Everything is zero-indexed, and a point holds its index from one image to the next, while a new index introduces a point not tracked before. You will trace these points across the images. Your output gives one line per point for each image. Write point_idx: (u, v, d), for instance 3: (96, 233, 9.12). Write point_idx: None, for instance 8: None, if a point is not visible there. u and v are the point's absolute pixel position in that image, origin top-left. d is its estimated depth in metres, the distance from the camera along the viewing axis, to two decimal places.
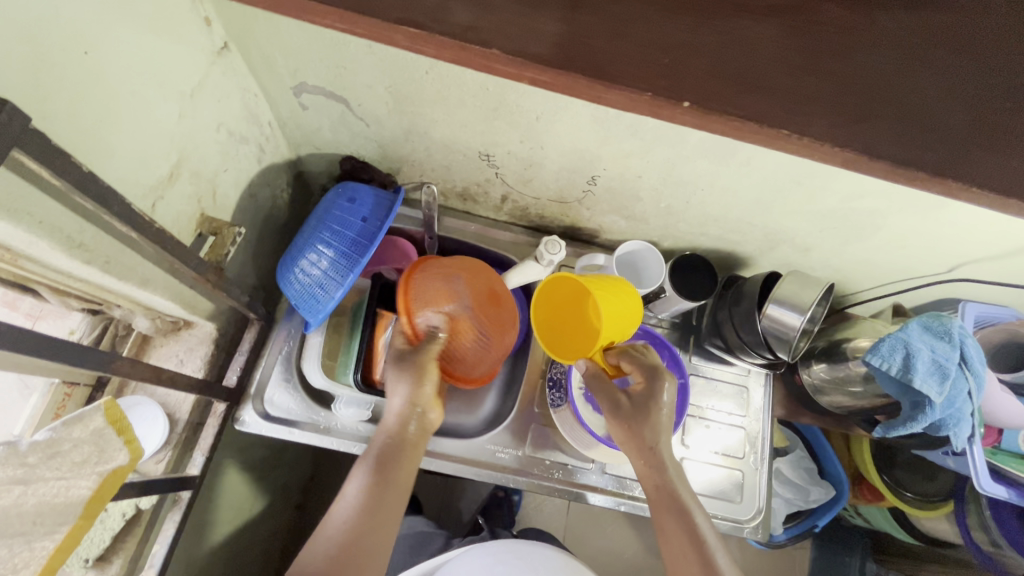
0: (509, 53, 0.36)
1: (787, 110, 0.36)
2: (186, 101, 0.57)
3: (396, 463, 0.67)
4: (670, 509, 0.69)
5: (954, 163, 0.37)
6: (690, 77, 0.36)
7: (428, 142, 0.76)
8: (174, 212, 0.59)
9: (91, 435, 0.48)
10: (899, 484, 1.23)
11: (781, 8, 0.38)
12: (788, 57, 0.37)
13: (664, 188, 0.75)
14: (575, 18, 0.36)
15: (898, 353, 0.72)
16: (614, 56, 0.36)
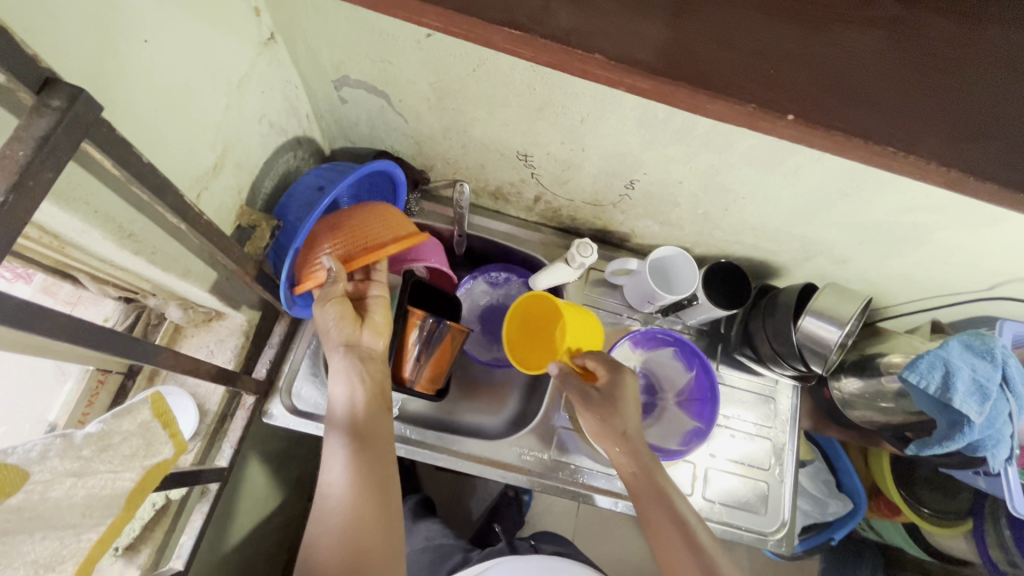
0: (612, 57, 0.35)
1: (896, 128, 0.35)
2: (232, 92, 0.56)
3: (365, 433, 0.63)
4: (657, 498, 0.68)
5: None
6: (797, 88, 0.35)
7: (466, 140, 0.76)
8: (217, 203, 0.59)
9: (137, 428, 0.46)
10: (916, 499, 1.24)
11: (887, 20, 0.37)
12: (895, 71, 0.36)
13: (704, 194, 0.74)
14: (679, 24, 0.36)
15: (937, 371, 0.71)
16: (718, 64, 0.35)
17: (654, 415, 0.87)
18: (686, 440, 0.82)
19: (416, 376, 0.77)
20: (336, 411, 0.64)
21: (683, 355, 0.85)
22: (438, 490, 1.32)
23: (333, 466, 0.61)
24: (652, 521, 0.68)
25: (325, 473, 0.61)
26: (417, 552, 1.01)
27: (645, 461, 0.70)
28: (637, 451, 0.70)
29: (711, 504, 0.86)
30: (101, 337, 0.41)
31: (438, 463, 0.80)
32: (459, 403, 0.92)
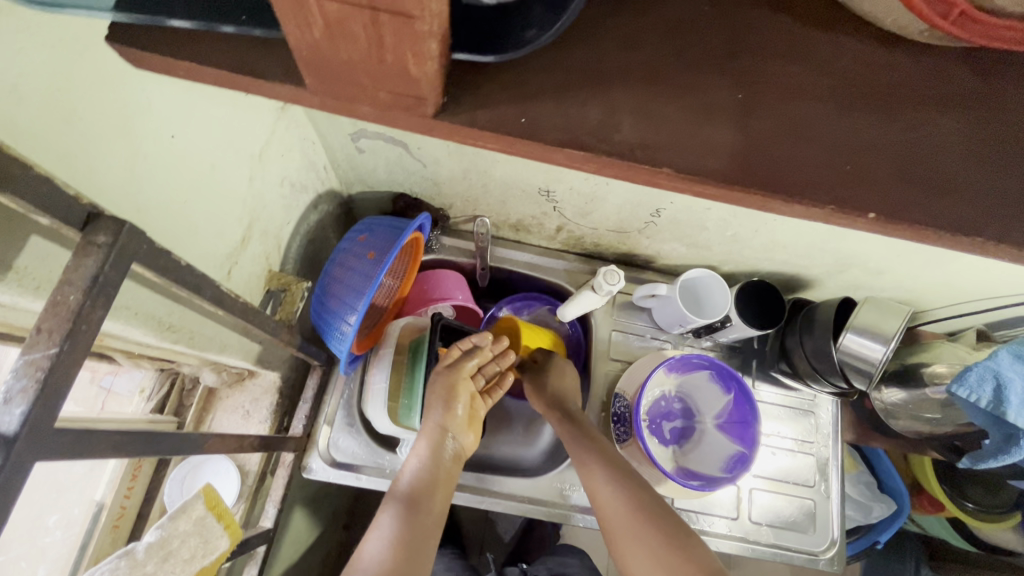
0: (681, 171, 0.37)
1: (987, 216, 0.36)
2: (255, 163, 0.56)
3: (422, 504, 0.63)
4: (644, 514, 0.65)
5: None
6: (879, 187, 0.36)
7: (486, 180, 0.74)
8: (247, 274, 0.58)
9: (194, 526, 0.46)
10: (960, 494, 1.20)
11: (968, 100, 0.38)
12: (978, 151, 0.37)
13: (734, 218, 0.73)
14: (749, 125, 0.37)
15: (987, 385, 0.68)
16: (796, 165, 0.37)
17: (692, 439, 0.86)
18: (730, 466, 0.80)
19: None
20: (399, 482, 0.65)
21: (717, 378, 0.84)
22: (473, 515, 1.32)
23: (381, 531, 0.60)
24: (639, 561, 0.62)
25: (374, 536, 0.60)
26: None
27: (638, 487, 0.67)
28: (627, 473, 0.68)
29: (758, 526, 0.84)
30: (153, 440, 0.42)
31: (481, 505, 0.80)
32: (493, 437, 0.92)
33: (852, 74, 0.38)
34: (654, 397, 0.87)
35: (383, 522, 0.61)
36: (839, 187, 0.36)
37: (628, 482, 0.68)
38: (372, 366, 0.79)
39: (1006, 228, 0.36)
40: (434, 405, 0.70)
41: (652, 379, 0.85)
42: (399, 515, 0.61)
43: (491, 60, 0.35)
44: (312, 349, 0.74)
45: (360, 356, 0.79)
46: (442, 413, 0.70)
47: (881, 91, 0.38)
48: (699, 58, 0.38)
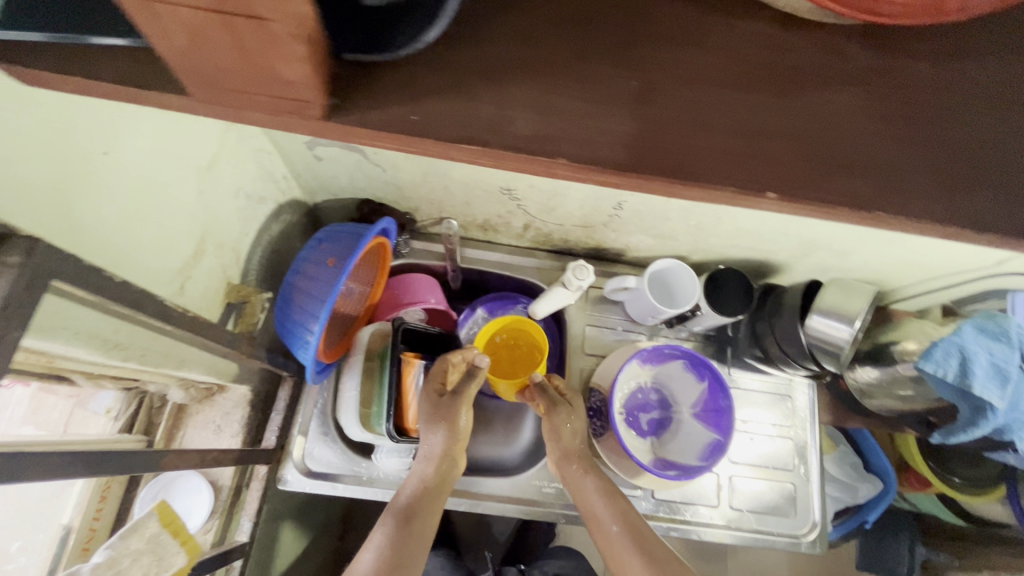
0: (577, 161, 0.36)
1: (878, 188, 0.37)
2: (204, 176, 0.56)
3: (417, 522, 0.66)
4: (629, 534, 0.69)
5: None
6: (771, 168, 0.37)
7: (448, 182, 0.74)
8: (202, 288, 0.58)
9: (147, 544, 0.46)
10: (948, 471, 1.20)
11: (861, 78, 0.39)
12: (877, 125, 0.38)
13: (695, 207, 0.73)
14: (644, 115, 0.37)
15: (953, 359, 0.69)
16: (690, 151, 0.37)
17: (670, 430, 0.86)
18: (708, 455, 0.80)
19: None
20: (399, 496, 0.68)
21: (693, 367, 0.84)
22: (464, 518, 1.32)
23: (373, 546, 0.64)
24: None
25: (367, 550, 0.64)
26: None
27: (627, 508, 0.72)
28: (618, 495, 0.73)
29: (739, 513, 0.84)
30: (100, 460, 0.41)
31: (460, 508, 0.79)
32: (473, 438, 0.92)
33: (754, 59, 0.39)
34: (631, 389, 0.87)
35: (377, 538, 0.64)
36: (733, 173, 0.37)
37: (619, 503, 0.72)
38: (344, 374, 0.79)
39: (896, 204, 0.37)
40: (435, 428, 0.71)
41: (627, 371, 0.84)
42: (394, 531, 0.64)
43: (385, 57, 0.37)
44: (279, 360, 0.74)
45: (332, 364, 0.79)
46: (445, 437, 0.71)
47: (768, 72, 0.39)
48: (617, 49, 0.38)
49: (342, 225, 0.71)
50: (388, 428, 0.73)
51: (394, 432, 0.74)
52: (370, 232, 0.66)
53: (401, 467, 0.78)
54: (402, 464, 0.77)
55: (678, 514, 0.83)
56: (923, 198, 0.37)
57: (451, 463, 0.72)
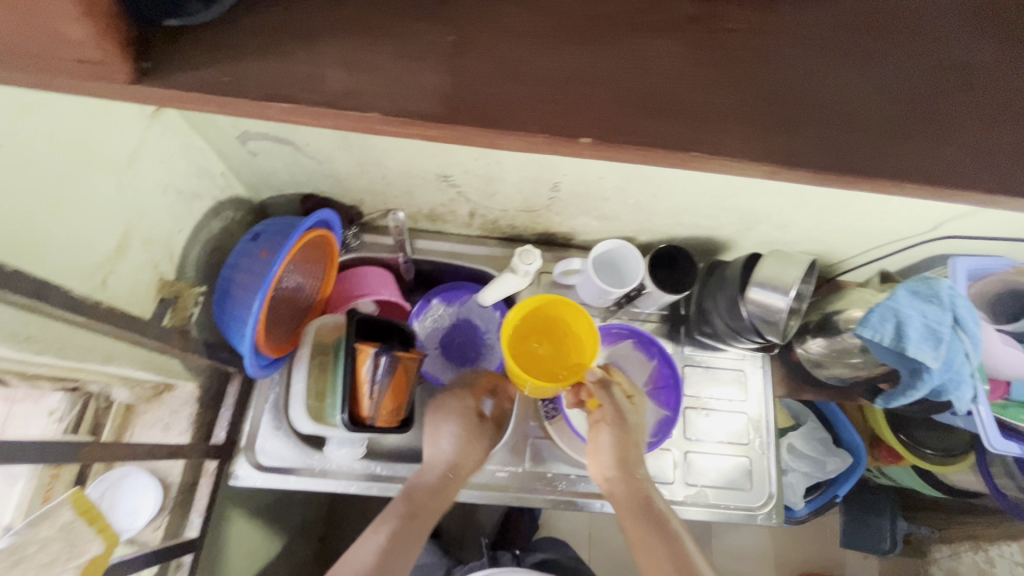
0: (392, 113, 0.42)
1: (691, 130, 0.43)
2: (124, 172, 0.56)
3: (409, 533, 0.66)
4: (660, 553, 0.62)
5: (855, 162, 0.44)
6: (590, 113, 0.42)
7: (384, 172, 0.75)
8: (129, 283, 0.58)
9: (60, 529, 0.51)
10: (917, 443, 1.19)
11: (674, 26, 0.44)
12: (683, 68, 0.44)
13: (630, 185, 0.73)
14: (458, 64, 0.43)
15: (889, 322, 0.70)
16: (505, 102, 0.43)
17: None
18: (660, 430, 0.81)
19: (376, 414, 0.76)
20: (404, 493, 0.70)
21: (642, 346, 0.86)
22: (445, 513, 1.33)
23: (372, 540, 0.65)
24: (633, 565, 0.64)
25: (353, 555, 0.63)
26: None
27: (664, 524, 0.65)
28: (655, 506, 0.66)
29: (695, 489, 0.85)
30: None
31: None
32: None
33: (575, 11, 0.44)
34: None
35: (369, 543, 0.64)
36: (549, 117, 0.43)
37: (654, 518, 0.65)
38: (292, 369, 0.79)
39: (719, 142, 0.43)
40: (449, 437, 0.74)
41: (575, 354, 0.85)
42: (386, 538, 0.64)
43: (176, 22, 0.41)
44: (223, 356, 0.74)
45: (281, 359, 0.79)
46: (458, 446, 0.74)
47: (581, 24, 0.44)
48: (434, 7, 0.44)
49: (276, 219, 0.72)
50: (341, 418, 0.74)
51: (349, 423, 0.74)
52: (304, 225, 0.67)
53: (353, 457, 0.79)
54: (352, 455, 0.77)
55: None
56: (731, 133, 0.43)
57: (461, 469, 0.74)
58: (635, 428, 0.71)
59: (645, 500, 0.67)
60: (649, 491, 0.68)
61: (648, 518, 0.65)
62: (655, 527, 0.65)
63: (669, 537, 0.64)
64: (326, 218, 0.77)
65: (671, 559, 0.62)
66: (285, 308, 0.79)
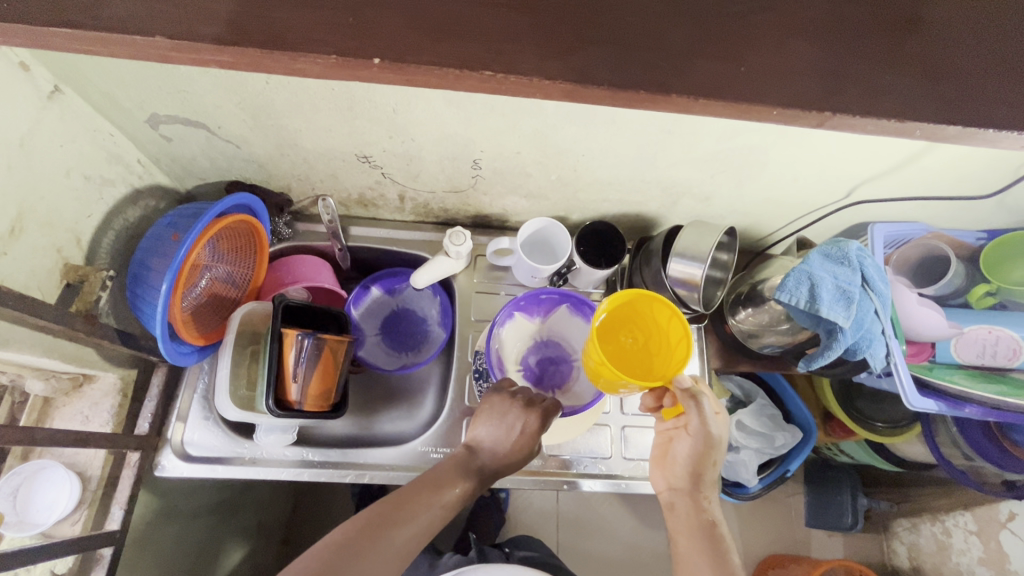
0: (174, 38, 0.33)
1: (500, 36, 0.34)
2: (15, 152, 0.55)
3: (411, 512, 0.62)
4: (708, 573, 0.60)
5: (675, 74, 0.34)
6: (383, 31, 0.33)
7: (304, 153, 0.75)
8: (26, 266, 0.58)
9: None
10: (867, 417, 1.20)
11: None
12: None
13: (548, 159, 0.74)
14: None
15: (803, 285, 0.71)
16: (291, 16, 0.33)
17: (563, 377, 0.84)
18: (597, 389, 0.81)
19: (303, 398, 0.75)
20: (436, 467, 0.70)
21: (556, 314, 0.87)
22: None
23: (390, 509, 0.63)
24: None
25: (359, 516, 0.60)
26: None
27: (720, 548, 0.63)
28: (717, 532, 0.64)
29: (633, 463, 0.84)
30: None
31: (346, 480, 0.79)
32: (374, 415, 0.92)
33: None
34: (508, 344, 0.85)
35: (375, 510, 0.61)
36: (339, 35, 0.33)
37: (713, 539, 0.64)
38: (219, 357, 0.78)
39: (512, 58, 0.33)
40: (487, 429, 0.74)
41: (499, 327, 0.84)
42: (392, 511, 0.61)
43: None
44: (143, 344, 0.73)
45: (208, 348, 0.78)
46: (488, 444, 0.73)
47: None
48: None
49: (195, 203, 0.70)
50: (266, 405, 0.72)
51: (275, 409, 0.72)
52: (215, 207, 0.66)
53: (284, 444, 0.78)
54: (281, 441, 0.76)
55: (570, 468, 0.83)
56: (579, 44, 0.34)
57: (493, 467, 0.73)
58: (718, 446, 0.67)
59: (707, 520, 0.66)
60: (714, 515, 0.66)
61: (706, 539, 0.64)
62: (711, 546, 0.63)
63: (722, 560, 0.62)
64: (251, 205, 0.77)
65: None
66: (208, 297, 0.78)
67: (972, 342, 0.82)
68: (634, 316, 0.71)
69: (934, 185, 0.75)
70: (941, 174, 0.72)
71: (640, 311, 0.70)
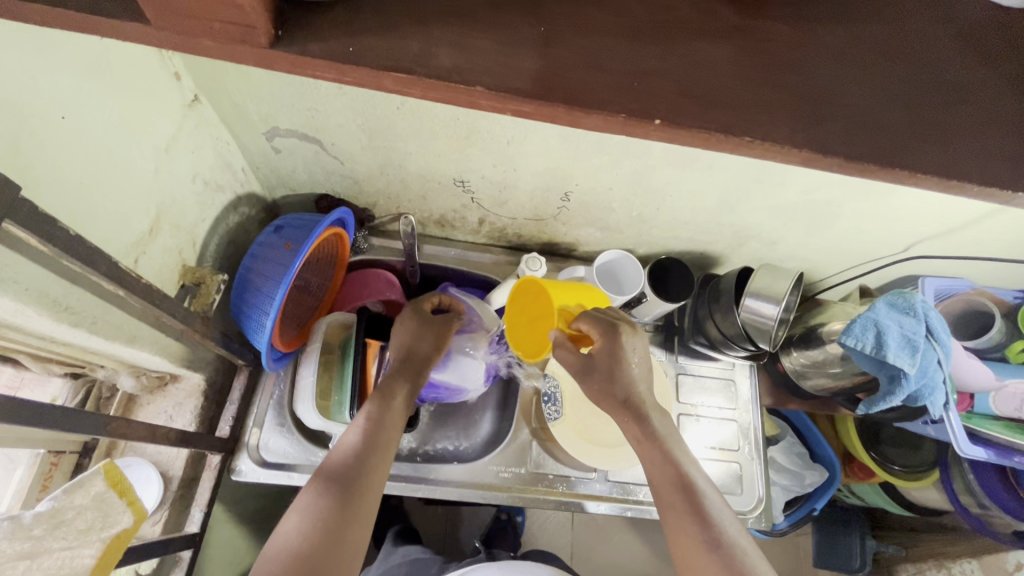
0: None
1: None
2: (161, 156, 0.58)
3: (358, 481, 0.59)
4: (695, 534, 0.56)
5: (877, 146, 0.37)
6: None
7: (403, 175, 0.77)
8: (156, 265, 0.60)
9: (93, 501, 0.49)
10: (885, 459, 1.15)
11: None
12: None
13: (635, 198, 0.78)
14: None
15: (870, 332, 0.75)
16: None
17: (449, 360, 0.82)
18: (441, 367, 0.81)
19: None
20: (333, 455, 0.62)
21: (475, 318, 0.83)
22: (431, 524, 1.35)
23: (303, 504, 0.56)
24: (674, 523, 0.58)
25: (296, 509, 0.56)
26: (393, 565, 1.04)
27: (699, 503, 0.58)
28: (690, 483, 0.59)
29: None
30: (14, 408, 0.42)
31: (417, 493, 0.81)
32: (432, 430, 0.91)
33: None
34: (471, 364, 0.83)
35: (314, 485, 0.58)
36: None
37: (689, 497, 0.59)
38: (301, 363, 0.78)
39: None
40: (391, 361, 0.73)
41: (440, 368, 0.81)
42: (333, 488, 0.57)
43: None
44: (236, 347, 0.74)
45: (291, 354, 0.79)
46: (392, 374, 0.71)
47: None
48: None
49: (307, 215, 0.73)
50: (349, 415, 0.73)
51: None
52: (327, 218, 0.68)
53: None
54: None
55: (599, 490, 0.84)
56: None
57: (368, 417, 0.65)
58: (596, 375, 0.64)
59: (678, 476, 0.60)
60: (685, 468, 0.61)
61: (681, 496, 0.59)
62: (676, 476, 0.60)
63: (688, 487, 0.59)
64: (345, 220, 0.79)
65: (708, 543, 0.56)
66: (290, 305, 0.79)
67: (1010, 396, 0.85)
68: (568, 287, 0.70)
69: (991, 245, 0.80)
70: (999, 238, 0.77)
71: (559, 285, 0.69)
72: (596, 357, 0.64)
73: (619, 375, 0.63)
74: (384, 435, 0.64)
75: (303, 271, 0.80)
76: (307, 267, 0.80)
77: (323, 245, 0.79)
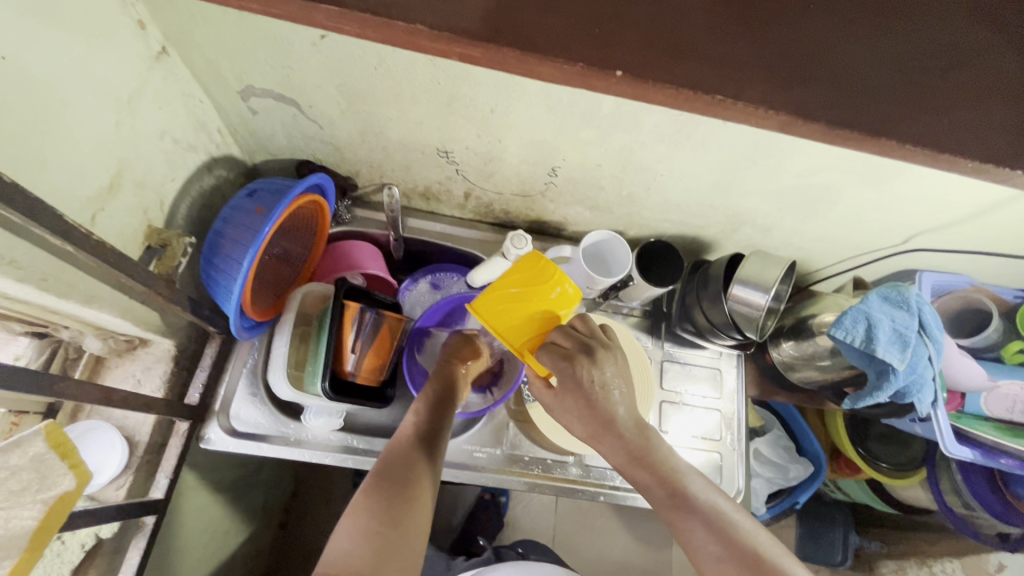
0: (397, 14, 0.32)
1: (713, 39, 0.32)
2: (123, 109, 0.55)
3: (408, 492, 0.60)
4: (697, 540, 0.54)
5: (889, 123, 0.32)
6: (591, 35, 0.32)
7: (385, 142, 0.74)
8: (117, 224, 0.59)
9: (30, 462, 0.48)
10: (872, 456, 1.12)
11: None
12: None
13: (624, 175, 0.75)
14: None
15: (861, 324, 0.72)
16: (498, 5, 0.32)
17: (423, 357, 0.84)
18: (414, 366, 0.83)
19: (356, 370, 0.76)
20: (379, 464, 0.63)
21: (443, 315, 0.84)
22: None
23: (352, 517, 0.58)
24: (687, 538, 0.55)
25: (346, 525, 0.57)
26: None
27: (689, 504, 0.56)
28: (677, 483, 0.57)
29: None
30: None
31: None
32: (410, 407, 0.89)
33: None
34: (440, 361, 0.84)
35: (364, 492, 0.59)
36: (573, 37, 0.32)
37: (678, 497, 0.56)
38: (275, 333, 0.76)
39: (738, 82, 0.32)
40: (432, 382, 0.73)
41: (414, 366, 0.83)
42: (381, 501, 0.58)
43: None
44: (206, 314, 0.72)
45: (266, 324, 0.77)
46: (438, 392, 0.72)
47: None
48: None
49: (280, 181, 0.70)
50: (320, 387, 0.71)
51: (329, 392, 0.71)
52: (302, 183, 0.66)
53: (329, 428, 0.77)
54: (328, 425, 0.75)
55: (574, 474, 0.82)
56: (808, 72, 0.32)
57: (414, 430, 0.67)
58: (579, 398, 0.58)
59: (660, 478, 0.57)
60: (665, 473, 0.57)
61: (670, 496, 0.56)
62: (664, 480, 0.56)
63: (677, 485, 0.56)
64: (323, 189, 0.76)
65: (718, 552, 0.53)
66: (267, 273, 0.77)
67: (1002, 397, 0.83)
68: (517, 294, 0.58)
69: (996, 240, 0.77)
70: (1004, 233, 0.74)
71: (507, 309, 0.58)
72: (564, 397, 0.59)
73: (595, 395, 0.58)
74: (432, 452, 0.65)
75: (280, 236, 0.77)
76: (284, 234, 0.77)
77: (301, 214, 0.76)
